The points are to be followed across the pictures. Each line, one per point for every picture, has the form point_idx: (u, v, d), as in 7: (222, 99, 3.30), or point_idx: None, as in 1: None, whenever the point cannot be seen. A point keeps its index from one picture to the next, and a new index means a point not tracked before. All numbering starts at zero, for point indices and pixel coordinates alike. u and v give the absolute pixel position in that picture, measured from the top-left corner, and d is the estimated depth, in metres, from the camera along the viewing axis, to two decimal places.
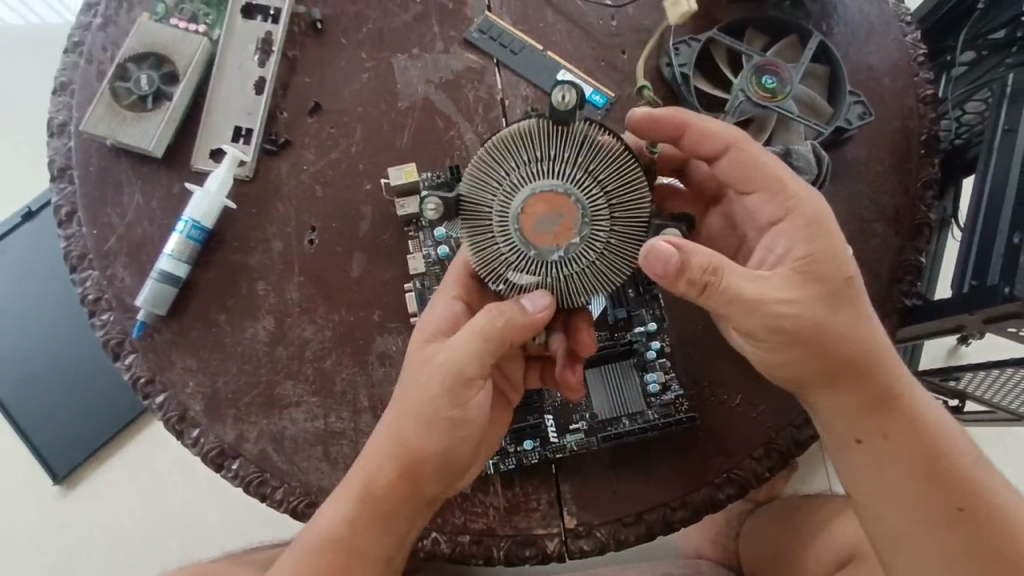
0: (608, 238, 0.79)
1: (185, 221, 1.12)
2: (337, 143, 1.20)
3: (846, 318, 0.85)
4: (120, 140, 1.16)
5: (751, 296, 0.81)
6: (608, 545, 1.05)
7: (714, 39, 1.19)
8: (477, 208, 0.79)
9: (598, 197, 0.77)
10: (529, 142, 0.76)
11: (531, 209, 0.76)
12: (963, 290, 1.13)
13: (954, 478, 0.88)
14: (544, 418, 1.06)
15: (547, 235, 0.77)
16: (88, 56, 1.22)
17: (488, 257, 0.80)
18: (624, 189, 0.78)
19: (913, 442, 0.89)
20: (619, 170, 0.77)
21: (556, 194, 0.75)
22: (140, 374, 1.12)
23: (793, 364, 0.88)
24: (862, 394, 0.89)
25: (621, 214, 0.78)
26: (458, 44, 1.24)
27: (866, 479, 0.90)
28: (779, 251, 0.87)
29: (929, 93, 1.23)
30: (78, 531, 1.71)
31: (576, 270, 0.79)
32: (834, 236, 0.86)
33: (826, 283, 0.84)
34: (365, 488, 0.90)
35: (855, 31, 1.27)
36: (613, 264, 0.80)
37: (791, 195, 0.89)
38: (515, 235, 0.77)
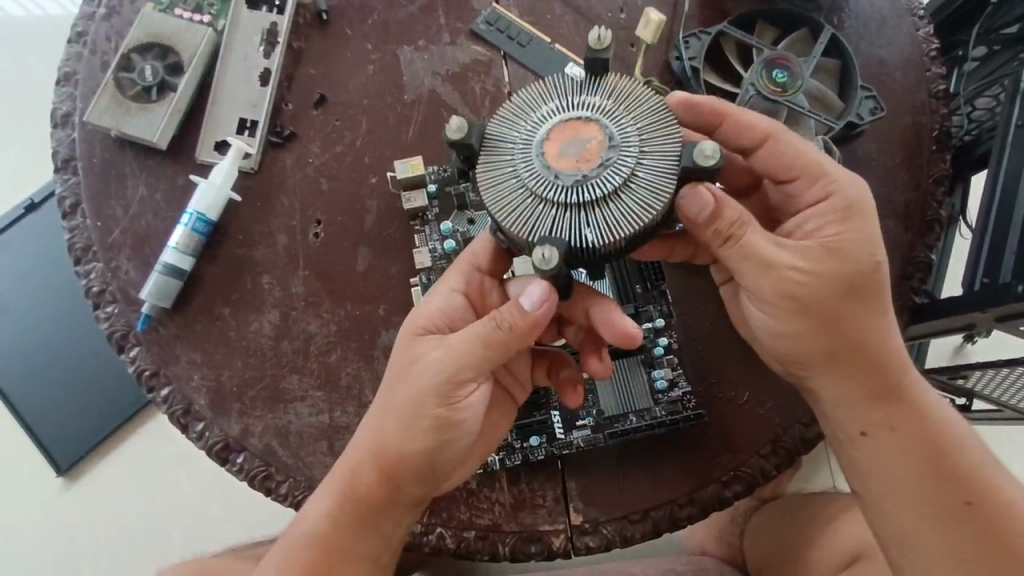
0: (635, 168, 0.77)
1: (190, 213, 1.11)
2: (342, 136, 1.19)
3: (855, 298, 0.86)
4: (125, 131, 1.15)
5: (767, 254, 0.85)
6: (614, 542, 1.05)
7: (725, 32, 1.17)
8: (500, 142, 0.81)
9: (629, 127, 0.79)
10: (559, 82, 0.82)
11: (559, 134, 0.78)
12: (973, 288, 1.11)
13: (962, 474, 0.87)
14: (550, 414, 1.06)
15: (570, 158, 0.77)
16: (92, 46, 1.21)
17: (506, 188, 0.79)
18: (654, 124, 0.79)
19: (921, 432, 0.89)
20: (647, 107, 0.80)
21: (586, 116, 0.78)
22: (144, 367, 1.11)
23: (797, 340, 0.89)
24: (863, 377, 0.89)
25: (651, 147, 0.79)
26: (465, 36, 1.23)
27: (871, 469, 0.90)
28: (810, 228, 0.89)
29: (942, 88, 1.22)
30: (82, 522, 1.71)
31: (599, 199, 0.77)
32: (863, 220, 0.87)
33: (847, 262, 0.85)
34: (350, 483, 0.90)
35: (866, 24, 1.25)
36: (640, 200, 0.77)
37: (831, 178, 0.88)
38: (536, 159, 0.78)
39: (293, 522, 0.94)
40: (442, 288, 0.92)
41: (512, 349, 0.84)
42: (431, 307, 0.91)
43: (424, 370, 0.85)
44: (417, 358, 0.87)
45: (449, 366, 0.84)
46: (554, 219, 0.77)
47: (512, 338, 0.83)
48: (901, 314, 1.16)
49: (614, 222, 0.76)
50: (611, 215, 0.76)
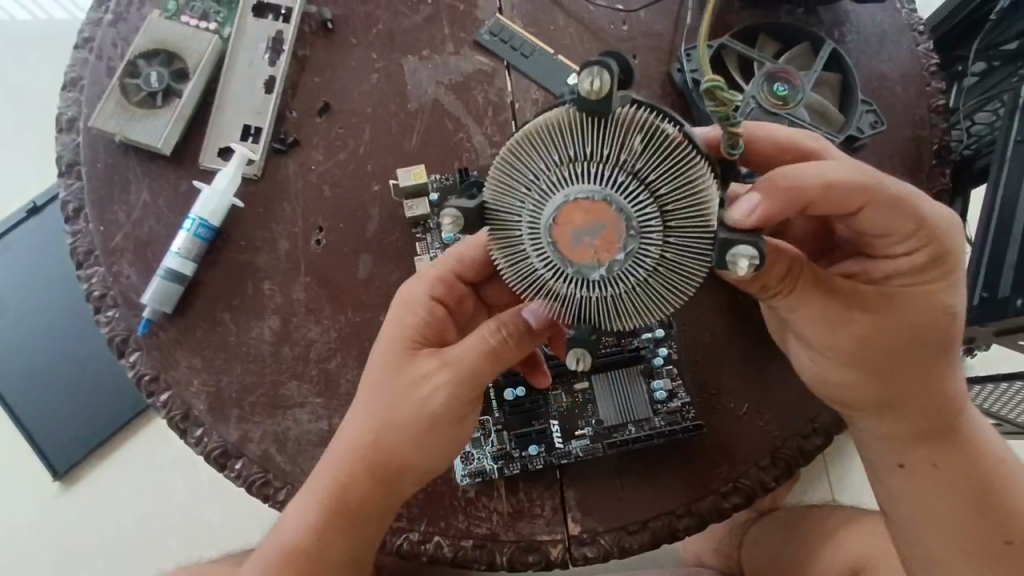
0: (661, 253, 0.70)
1: (192, 219, 1.12)
2: (346, 144, 1.20)
3: (917, 346, 0.86)
4: (130, 136, 1.15)
5: (833, 303, 0.83)
6: (612, 553, 1.04)
7: (726, 46, 1.20)
8: (503, 223, 0.72)
9: (654, 201, 0.68)
10: (561, 140, 0.68)
11: (567, 219, 0.68)
12: (973, 301, 1.12)
13: (1002, 514, 0.89)
14: (550, 423, 1.05)
15: (586, 249, 0.69)
16: (99, 52, 1.22)
17: (521, 279, 0.74)
18: (679, 191, 0.68)
19: (969, 471, 0.90)
20: (672, 168, 0.68)
21: (598, 197, 0.67)
22: (144, 372, 1.11)
23: (846, 385, 0.89)
24: (918, 418, 0.90)
25: (679, 222, 0.69)
26: (469, 47, 1.24)
27: (909, 506, 0.91)
28: (881, 273, 0.86)
29: (941, 103, 1.23)
30: (78, 527, 1.70)
31: (623, 287, 0.71)
32: (937, 274, 0.85)
33: (908, 312, 0.85)
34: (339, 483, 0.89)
35: (867, 38, 1.26)
36: (670, 284, 0.72)
37: (929, 230, 0.82)
38: (548, 251, 0.70)
39: (272, 529, 0.94)
40: (423, 291, 0.90)
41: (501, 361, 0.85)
42: (416, 314, 0.89)
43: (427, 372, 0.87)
44: (415, 362, 0.88)
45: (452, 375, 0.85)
46: (580, 310, 0.74)
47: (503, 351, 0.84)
48: None
49: (645, 307, 0.73)
50: (639, 302, 0.73)
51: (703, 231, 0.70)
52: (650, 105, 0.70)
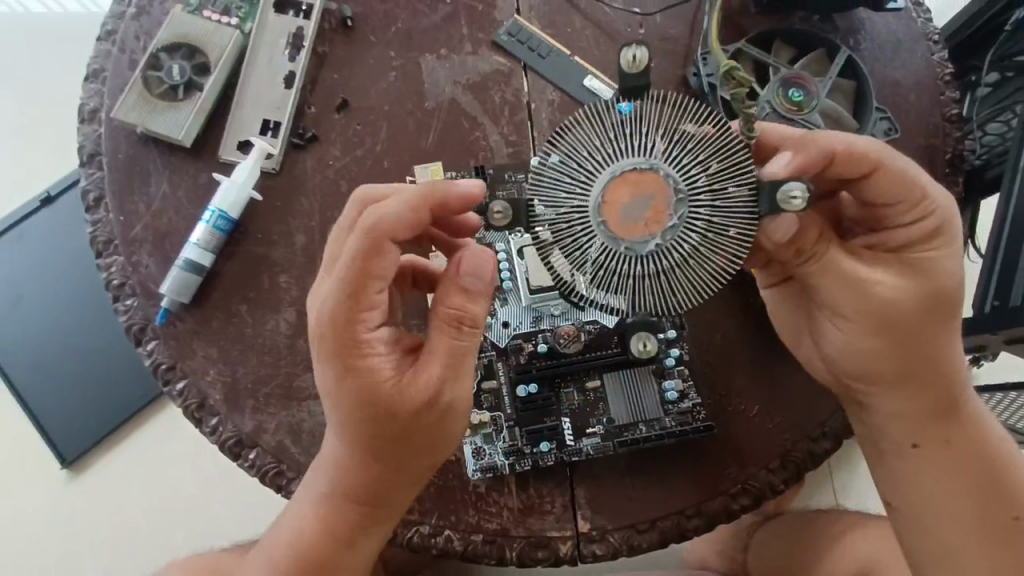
0: (707, 219, 0.77)
1: (212, 211, 1.13)
2: (363, 140, 1.21)
3: (935, 313, 0.89)
4: (151, 128, 1.17)
5: (855, 273, 0.87)
6: (621, 550, 1.05)
7: (742, 51, 1.21)
8: (549, 211, 0.78)
9: (697, 171, 0.77)
10: (601, 126, 0.77)
11: (617, 195, 0.77)
12: (984, 309, 1.14)
13: (1009, 491, 0.90)
14: (561, 421, 1.05)
15: (638, 219, 0.77)
16: (121, 44, 1.23)
17: (573, 263, 0.79)
18: (718, 159, 0.77)
19: (978, 450, 0.92)
20: (707, 139, 0.77)
21: (644, 171, 0.76)
22: (161, 361, 1.13)
23: (871, 357, 0.91)
24: (934, 389, 0.92)
25: (721, 188, 0.77)
26: (486, 47, 1.25)
27: (922, 485, 0.92)
28: (896, 242, 0.89)
29: (955, 112, 1.24)
30: (85, 516, 1.72)
31: (678, 255, 0.78)
32: (946, 241, 0.88)
33: (925, 279, 0.88)
34: (329, 511, 0.92)
35: (882, 46, 1.27)
36: (720, 250, 0.79)
37: (932, 198, 0.87)
38: (600, 229, 0.77)
39: (276, 523, 0.97)
40: (361, 332, 0.82)
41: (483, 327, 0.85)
42: (372, 358, 0.83)
43: (399, 410, 0.83)
44: (399, 402, 0.82)
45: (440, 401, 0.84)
46: (637, 288, 0.79)
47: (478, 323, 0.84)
48: None
49: (701, 278, 0.79)
50: (692, 272, 0.79)
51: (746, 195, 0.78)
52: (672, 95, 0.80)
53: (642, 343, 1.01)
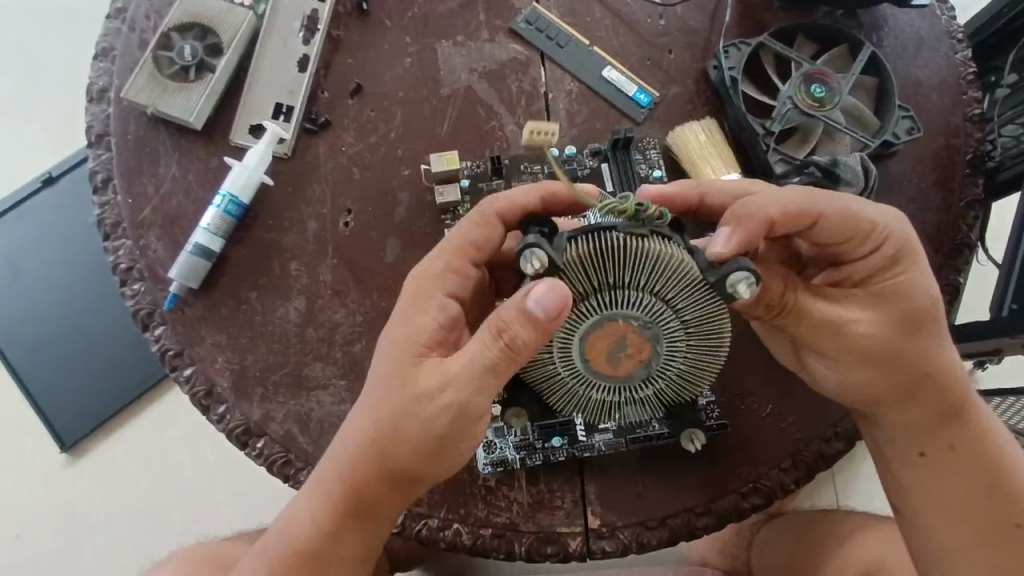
0: (681, 324, 0.82)
1: (223, 195, 1.11)
2: (376, 127, 1.19)
3: (916, 338, 0.87)
4: (160, 109, 1.15)
5: (830, 318, 0.85)
6: (631, 547, 1.04)
7: (765, 44, 1.19)
8: (545, 370, 0.87)
9: (649, 301, 0.79)
10: None
11: (593, 351, 0.82)
12: (1001, 314, 1.13)
13: (1012, 498, 0.89)
14: (573, 416, 1.04)
15: (624, 358, 0.82)
16: (132, 23, 1.21)
17: (582, 394, 0.88)
18: (663, 283, 0.79)
19: (981, 458, 0.90)
20: (640, 270, 0.78)
21: (608, 323, 0.80)
22: (168, 347, 1.11)
23: (865, 388, 0.89)
24: (931, 407, 0.90)
25: (678, 295, 0.80)
26: (504, 34, 1.23)
27: (923, 496, 0.91)
28: (863, 272, 0.88)
29: (977, 112, 1.22)
30: (84, 500, 1.70)
31: (674, 359, 0.85)
32: (908, 262, 0.87)
33: (900, 302, 0.86)
34: (330, 505, 0.88)
35: (904, 44, 1.25)
36: (708, 340, 0.85)
37: (882, 222, 0.87)
38: (597, 378, 0.85)
39: (277, 520, 0.93)
40: (436, 291, 0.87)
41: (522, 362, 0.79)
42: (425, 318, 0.85)
43: (428, 387, 0.82)
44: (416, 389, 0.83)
45: (451, 397, 0.82)
46: (647, 390, 0.88)
47: (521, 350, 0.77)
48: None
49: (704, 363, 0.87)
50: (691, 361, 0.86)
51: (704, 292, 0.80)
52: (578, 232, 0.78)
53: (688, 440, 1.02)
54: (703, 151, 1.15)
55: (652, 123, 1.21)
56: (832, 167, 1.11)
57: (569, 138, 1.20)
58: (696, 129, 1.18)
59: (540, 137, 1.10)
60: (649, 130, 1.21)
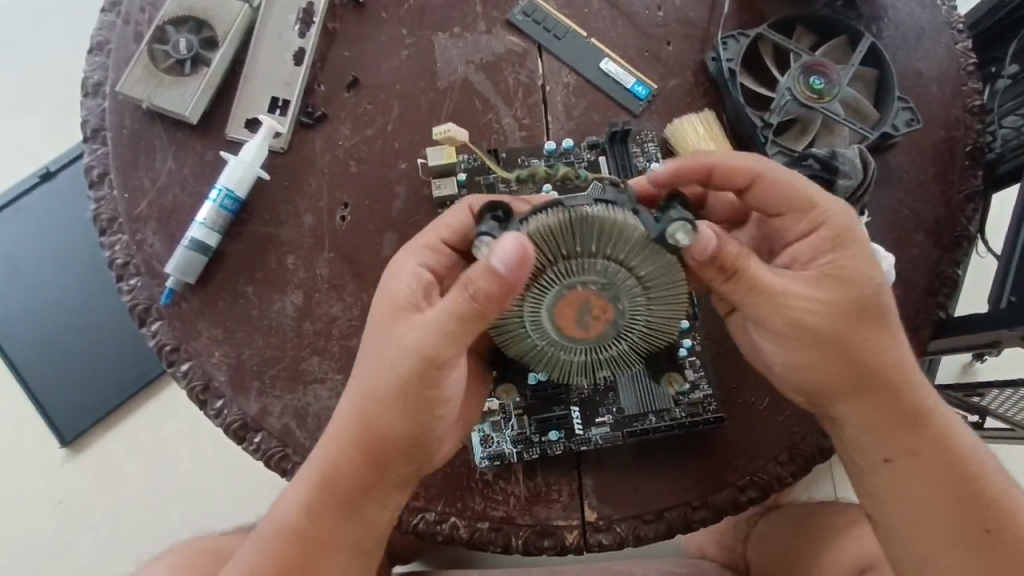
0: (639, 284, 0.82)
1: (219, 189, 1.11)
2: (373, 120, 1.19)
3: (865, 329, 0.86)
4: (156, 103, 1.14)
5: (778, 288, 0.84)
6: (627, 540, 1.04)
7: (763, 36, 1.18)
8: (518, 343, 0.87)
9: (604, 266, 0.80)
10: None
11: (561, 319, 0.82)
12: (1000, 306, 1.12)
13: (981, 501, 0.88)
14: (570, 410, 1.04)
15: (590, 321, 0.82)
16: (126, 16, 1.20)
17: (557, 360, 0.87)
18: (611, 247, 0.79)
19: (946, 459, 0.89)
20: (586, 235, 0.79)
21: (569, 292, 0.80)
22: (165, 342, 1.11)
23: (817, 381, 0.89)
24: (889, 404, 0.89)
25: (631, 254, 0.80)
26: (501, 26, 1.22)
27: (892, 495, 0.89)
28: (805, 258, 0.89)
29: (977, 104, 1.21)
30: (84, 495, 1.71)
31: (642, 320, 0.85)
32: (855, 246, 0.87)
33: (850, 293, 0.86)
34: (333, 492, 0.90)
35: (904, 35, 1.24)
36: (670, 293, 0.84)
37: (819, 207, 0.89)
38: (568, 345, 0.85)
39: (274, 510, 0.94)
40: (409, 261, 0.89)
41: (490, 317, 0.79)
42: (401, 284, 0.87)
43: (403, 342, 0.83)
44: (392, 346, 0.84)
45: (430, 359, 0.82)
46: (623, 348, 0.87)
47: (487, 304, 0.77)
48: (924, 329, 1.14)
49: (671, 319, 0.87)
50: (662, 312, 0.85)
51: (654, 248, 0.80)
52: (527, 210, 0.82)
53: (670, 382, 0.97)
54: (701, 143, 1.15)
55: (650, 116, 1.20)
56: (830, 160, 1.10)
57: (567, 131, 1.19)
58: (695, 121, 1.17)
59: (445, 139, 1.13)
60: (647, 122, 1.20)
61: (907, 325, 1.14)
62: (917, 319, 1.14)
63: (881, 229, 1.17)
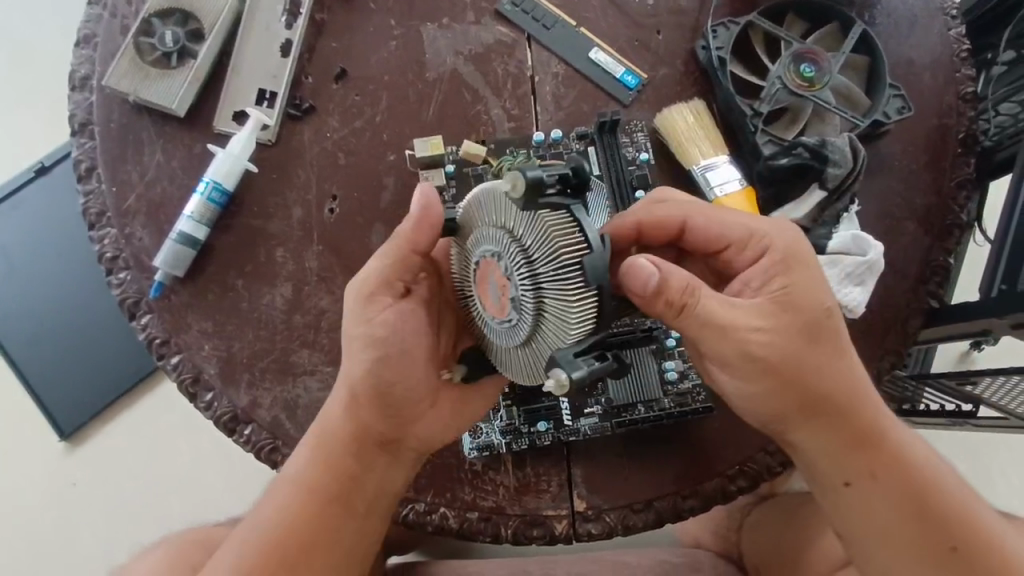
0: (532, 254, 0.77)
1: (207, 182, 1.11)
2: (362, 112, 1.18)
3: (812, 351, 0.86)
4: (143, 97, 1.14)
5: (724, 319, 0.83)
6: (616, 530, 1.05)
7: (754, 23, 1.17)
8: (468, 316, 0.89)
9: (499, 232, 0.80)
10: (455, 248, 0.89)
11: (482, 286, 0.83)
12: (991, 294, 1.11)
13: (942, 519, 0.88)
14: (559, 400, 1.05)
15: (497, 289, 0.81)
16: (113, 9, 1.20)
17: (497, 349, 0.87)
18: (506, 213, 0.79)
19: (903, 478, 0.89)
20: (492, 203, 0.81)
21: (479, 260, 0.83)
22: (155, 335, 1.11)
23: (765, 403, 0.89)
24: (841, 424, 0.89)
25: (519, 222, 0.78)
26: (490, 16, 1.22)
27: (854, 518, 0.90)
28: (755, 285, 0.89)
29: (970, 91, 1.20)
30: (83, 487, 1.73)
31: (542, 296, 0.77)
32: (808, 271, 0.88)
33: (799, 314, 0.86)
34: (328, 464, 0.94)
35: (897, 22, 1.23)
36: (560, 266, 0.75)
37: (760, 235, 0.90)
38: (490, 315, 0.84)
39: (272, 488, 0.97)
40: None
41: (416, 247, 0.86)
42: None
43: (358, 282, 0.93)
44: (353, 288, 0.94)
45: (373, 290, 0.89)
46: (533, 332, 0.80)
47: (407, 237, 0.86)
48: (914, 319, 1.14)
49: (572, 297, 0.75)
50: (554, 293, 0.76)
51: (540, 213, 0.76)
52: None
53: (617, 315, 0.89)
54: (692, 134, 1.14)
55: (640, 105, 1.20)
56: (820, 149, 1.10)
57: (556, 121, 1.19)
58: (685, 112, 1.15)
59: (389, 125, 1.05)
60: (637, 112, 1.19)
61: (897, 314, 1.14)
62: (907, 308, 1.14)
63: (871, 219, 1.16)
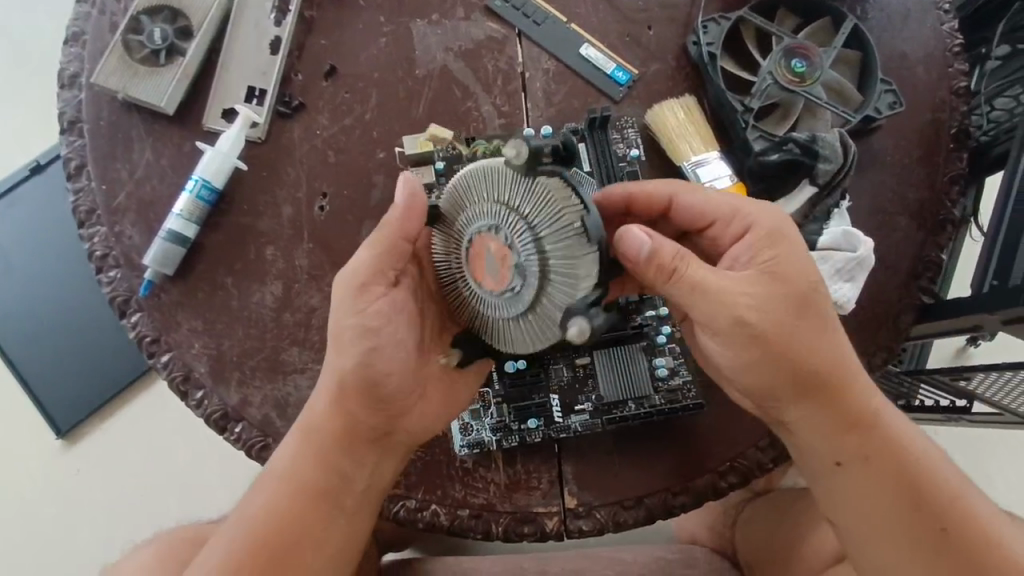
0: (528, 224, 0.79)
1: (196, 180, 1.11)
2: (351, 109, 1.18)
3: (801, 327, 0.86)
4: (132, 94, 1.13)
5: (714, 286, 0.85)
6: (607, 526, 1.05)
7: (745, 19, 1.16)
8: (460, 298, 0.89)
9: (494, 206, 0.81)
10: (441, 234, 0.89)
11: (474, 263, 0.84)
12: (982, 289, 1.11)
13: (935, 501, 0.87)
14: (549, 397, 1.05)
15: (493, 263, 0.82)
16: (101, 6, 1.19)
17: (491, 326, 0.87)
18: (501, 186, 0.81)
19: (893, 458, 0.89)
20: (485, 180, 0.83)
21: (471, 239, 0.83)
22: (145, 333, 1.11)
23: (757, 379, 0.89)
24: (831, 402, 0.89)
25: (513, 196, 0.80)
26: (480, 12, 1.21)
27: (847, 497, 0.90)
28: (742, 261, 0.89)
29: (963, 85, 1.19)
30: (78, 485, 1.73)
31: (542, 263, 0.79)
32: (793, 243, 0.88)
33: (787, 290, 0.86)
34: (319, 453, 0.94)
35: (889, 17, 1.22)
36: (560, 233, 0.78)
37: (746, 211, 0.90)
38: (484, 291, 0.84)
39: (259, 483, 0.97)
40: None
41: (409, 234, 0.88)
42: None
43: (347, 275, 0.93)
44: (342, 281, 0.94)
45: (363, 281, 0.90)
46: (533, 301, 0.81)
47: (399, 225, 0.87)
48: (906, 314, 1.14)
49: (572, 261, 0.78)
50: (556, 260, 0.79)
51: (534, 184, 0.79)
52: None
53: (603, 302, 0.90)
54: (682, 131, 1.14)
55: (631, 101, 1.19)
56: (810, 144, 1.09)
57: (547, 118, 1.18)
58: (677, 108, 1.15)
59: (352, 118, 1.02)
60: (628, 108, 1.19)
61: (889, 310, 1.14)
62: (899, 303, 1.14)
63: (862, 214, 1.16)
